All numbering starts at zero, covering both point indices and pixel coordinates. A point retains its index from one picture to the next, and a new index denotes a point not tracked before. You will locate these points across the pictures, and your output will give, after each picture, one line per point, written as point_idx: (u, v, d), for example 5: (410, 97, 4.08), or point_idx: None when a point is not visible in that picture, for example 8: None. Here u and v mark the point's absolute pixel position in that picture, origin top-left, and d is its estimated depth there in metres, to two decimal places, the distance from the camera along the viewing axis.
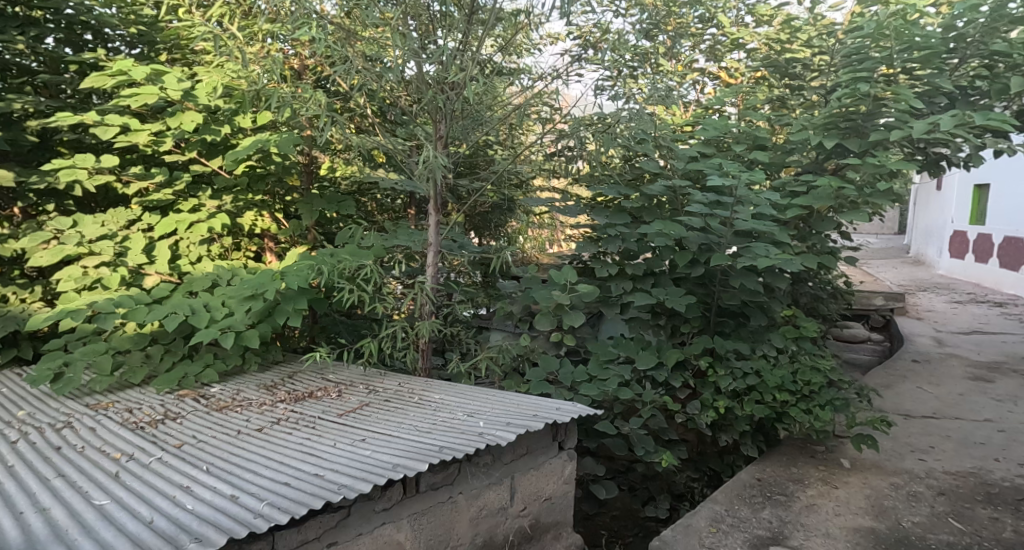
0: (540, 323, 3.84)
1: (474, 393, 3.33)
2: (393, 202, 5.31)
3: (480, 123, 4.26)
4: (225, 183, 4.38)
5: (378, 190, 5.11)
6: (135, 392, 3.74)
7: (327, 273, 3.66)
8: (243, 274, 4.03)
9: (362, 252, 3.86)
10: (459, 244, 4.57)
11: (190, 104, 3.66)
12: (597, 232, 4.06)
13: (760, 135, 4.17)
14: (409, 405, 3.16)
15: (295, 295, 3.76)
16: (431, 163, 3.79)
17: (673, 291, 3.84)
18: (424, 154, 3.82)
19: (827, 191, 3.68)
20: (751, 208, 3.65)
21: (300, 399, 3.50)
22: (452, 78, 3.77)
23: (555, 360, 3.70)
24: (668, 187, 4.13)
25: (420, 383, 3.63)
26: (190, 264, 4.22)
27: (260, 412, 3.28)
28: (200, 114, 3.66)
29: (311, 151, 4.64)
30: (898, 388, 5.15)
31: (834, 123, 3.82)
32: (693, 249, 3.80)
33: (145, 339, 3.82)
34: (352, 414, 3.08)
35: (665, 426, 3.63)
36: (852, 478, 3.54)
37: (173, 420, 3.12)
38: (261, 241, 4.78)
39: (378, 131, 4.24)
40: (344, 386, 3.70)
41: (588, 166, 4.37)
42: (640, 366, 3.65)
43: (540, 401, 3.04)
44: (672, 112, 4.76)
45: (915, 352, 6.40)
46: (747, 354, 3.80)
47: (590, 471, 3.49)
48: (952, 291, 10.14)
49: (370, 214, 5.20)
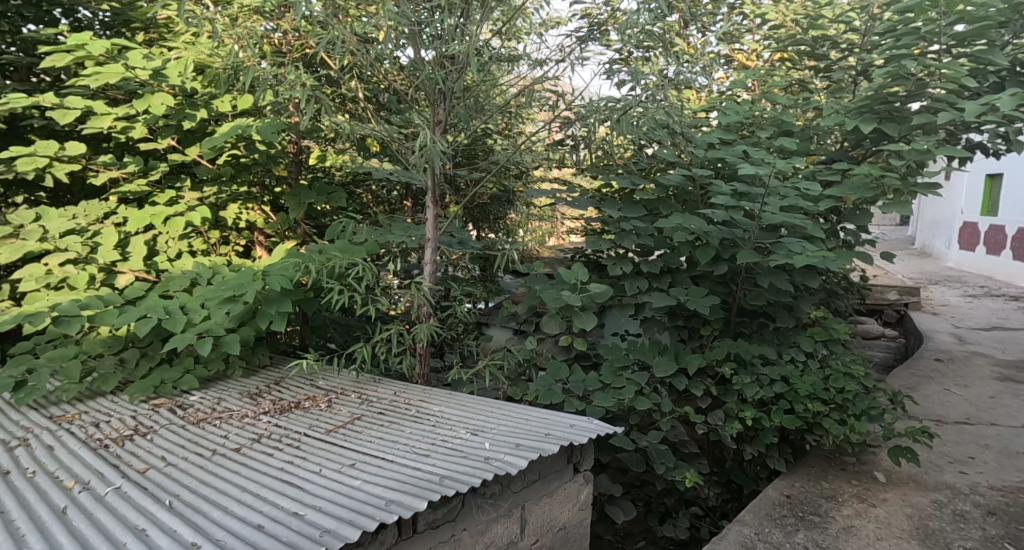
0: (547, 325, 3.55)
1: (476, 405, 3.03)
2: (389, 194, 5.02)
3: (480, 111, 3.99)
4: (206, 172, 4.04)
5: (374, 181, 4.81)
6: (107, 402, 3.42)
7: (315, 272, 3.32)
8: (226, 272, 3.70)
9: (353, 248, 3.54)
10: (458, 239, 4.26)
11: (161, 85, 3.30)
12: (610, 226, 3.74)
13: (785, 120, 3.89)
14: (406, 419, 2.87)
15: (279, 296, 3.39)
16: (426, 149, 3.45)
17: (695, 291, 3.51)
18: (421, 139, 3.47)
19: (863, 180, 3.39)
20: (780, 200, 3.34)
21: (286, 410, 3.20)
22: (453, 50, 3.49)
23: (565, 367, 3.39)
24: (685, 177, 3.79)
25: (417, 392, 3.33)
26: (169, 261, 3.90)
27: (241, 426, 2.97)
28: (172, 96, 3.32)
29: (297, 139, 4.33)
30: (925, 391, 4.85)
31: (868, 107, 3.53)
32: (715, 245, 3.47)
33: (118, 344, 3.51)
34: (343, 430, 2.78)
35: (686, 438, 3.33)
36: (890, 495, 3.26)
37: (143, 436, 2.81)
38: (250, 235, 4.47)
39: (371, 116, 3.91)
40: (334, 395, 3.40)
41: (591, 155, 4.07)
42: (658, 373, 3.32)
43: (552, 415, 2.75)
44: (686, 98, 4.43)
45: (936, 351, 6.11)
46: (773, 359, 3.49)
47: (606, 490, 3.19)
48: (965, 284, 9.82)
49: (365, 206, 4.89)
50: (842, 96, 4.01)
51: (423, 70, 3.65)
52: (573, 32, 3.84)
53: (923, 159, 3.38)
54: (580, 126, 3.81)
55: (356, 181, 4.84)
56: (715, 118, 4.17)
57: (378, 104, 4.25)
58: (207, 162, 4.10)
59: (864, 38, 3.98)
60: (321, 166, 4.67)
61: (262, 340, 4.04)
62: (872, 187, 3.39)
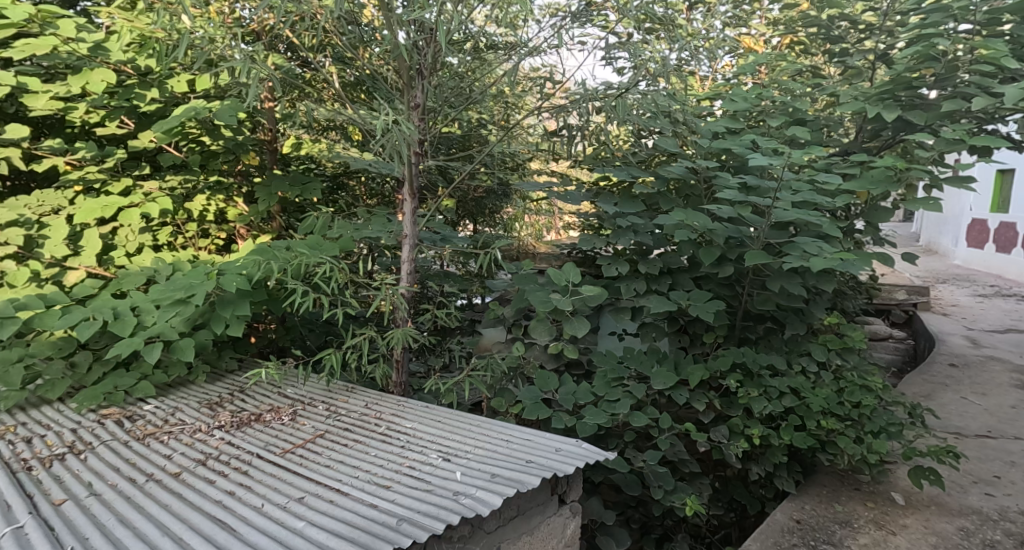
0: (535, 330, 3.25)
1: (454, 420, 2.72)
2: (385, 186, 4.70)
3: (469, 99, 3.67)
4: (169, 160, 3.72)
5: (365, 173, 4.49)
6: (51, 411, 3.10)
7: (277, 271, 2.98)
8: (187, 269, 3.36)
9: (325, 244, 3.22)
10: (442, 237, 3.96)
11: (104, 60, 2.98)
12: (606, 223, 3.44)
13: (799, 107, 3.56)
14: (373, 438, 2.57)
15: (234, 299, 3.03)
16: (392, 134, 3.13)
17: (697, 295, 3.18)
18: (382, 119, 3.18)
19: (885, 172, 3.06)
20: (792, 194, 3.05)
21: (245, 423, 2.89)
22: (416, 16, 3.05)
23: (553, 378, 3.09)
24: (688, 169, 3.46)
25: (391, 405, 3.02)
26: (126, 257, 3.59)
27: (191, 442, 2.66)
28: (113, 72, 2.98)
29: (272, 126, 4.05)
30: (941, 400, 4.54)
31: (891, 93, 3.22)
32: (720, 244, 3.15)
33: (67, 347, 3.18)
34: (301, 450, 2.48)
35: (686, 456, 3.03)
36: (910, 520, 2.95)
37: (75, 455, 2.49)
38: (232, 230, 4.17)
39: (343, 100, 3.57)
40: (301, 405, 3.09)
41: (590, 146, 3.72)
42: (656, 386, 3.01)
43: (537, 435, 2.45)
44: (689, 85, 4.09)
45: (949, 355, 5.79)
46: (783, 369, 3.19)
47: (597, 515, 2.89)
48: (975, 283, 9.53)
49: (357, 199, 4.61)
50: (860, 82, 3.67)
51: (401, 51, 3.30)
52: (566, 9, 3.45)
53: (953, 150, 3.05)
54: (575, 113, 3.44)
55: (347, 172, 4.56)
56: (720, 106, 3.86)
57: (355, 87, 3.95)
58: (171, 148, 3.79)
59: (886, 19, 3.64)
60: (304, 157, 4.37)
61: (229, 343, 3.71)
62: (895, 180, 3.06)
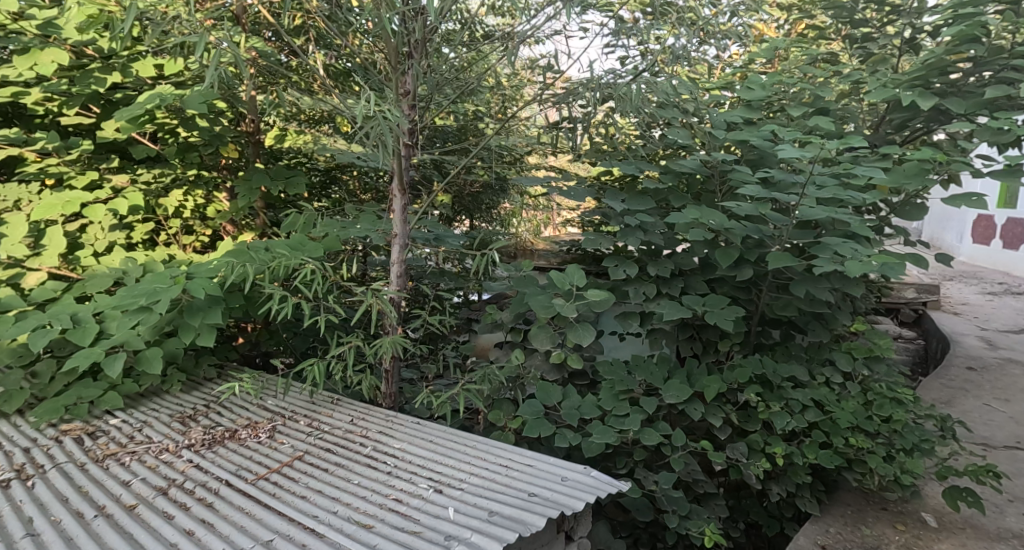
0: (536, 338, 2.98)
1: (448, 439, 2.47)
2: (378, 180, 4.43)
3: (465, 87, 3.40)
4: (140, 152, 3.45)
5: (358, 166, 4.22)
6: (6, 426, 2.82)
7: (252, 274, 2.70)
8: (159, 270, 3.08)
9: (308, 244, 2.99)
10: (435, 235, 3.68)
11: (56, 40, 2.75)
12: (612, 220, 3.17)
13: (822, 95, 3.29)
14: (358, 461, 2.31)
15: (205, 305, 2.72)
16: (374, 123, 2.81)
17: (713, 300, 2.92)
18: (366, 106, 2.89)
19: (919, 167, 2.77)
20: (817, 190, 2.79)
21: (217, 441, 2.62)
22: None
23: (556, 391, 2.83)
24: (702, 162, 3.19)
25: (379, 420, 2.76)
26: (94, 256, 3.32)
27: (154, 466, 2.37)
28: (66, 53, 2.76)
29: (255, 116, 3.76)
30: (963, 407, 4.29)
31: (924, 79, 2.96)
32: (739, 244, 2.89)
33: (27, 355, 2.89)
34: (275, 475, 2.22)
35: (701, 477, 2.77)
36: (945, 546, 2.70)
37: (22, 482, 2.21)
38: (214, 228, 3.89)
39: (323, 85, 3.25)
40: (281, 420, 2.82)
41: (592, 139, 3.45)
42: (669, 400, 2.76)
43: (539, 461, 2.24)
44: (700, 72, 3.83)
45: (966, 357, 5.54)
46: (805, 381, 2.93)
47: (604, 543, 2.63)
48: (982, 280, 9.28)
49: (352, 194, 4.30)
50: (886, 68, 3.39)
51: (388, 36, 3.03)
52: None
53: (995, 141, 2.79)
54: (577, 103, 3.18)
55: (341, 166, 4.25)
56: (734, 94, 3.59)
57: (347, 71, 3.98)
58: (143, 140, 3.53)
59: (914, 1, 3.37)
60: (298, 152, 4.14)
61: (206, 349, 3.44)
62: (931, 174, 2.77)
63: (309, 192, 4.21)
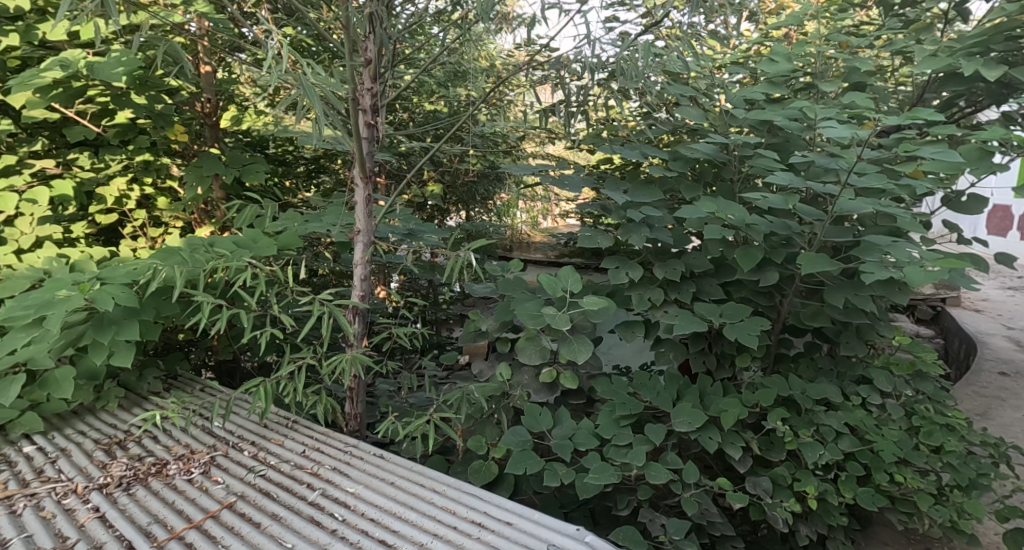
0: (522, 352, 2.53)
1: (415, 482, 2.04)
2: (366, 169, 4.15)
3: (444, 59, 2.93)
4: (73, 133, 2.96)
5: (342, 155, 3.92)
6: None
7: (179, 280, 2.25)
8: (88, 269, 2.57)
9: (259, 241, 2.54)
10: (413, 229, 3.22)
11: None
12: (613, 214, 2.72)
13: (857, 68, 2.83)
14: (298, 515, 1.91)
15: (120, 317, 2.30)
16: (297, 88, 2.22)
17: (731, 310, 2.47)
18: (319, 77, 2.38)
19: (980, 150, 2.33)
20: (857, 179, 2.35)
21: (142, 477, 2.12)
22: None
23: (546, 416, 2.39)
24: (719, 147, 2.74)
25: (338, 451, 2.25)
26: (18, 256, 2.80)
27: (50, 516, 1.96)
28: None
29: (209, 94, 3.34)
30: (1004, 420, 3.85)
31: (984, 45, 2.52)
32: (762, 244, 2.45)
33: None
34: (190, 535, 1.85)
35: (718, 519, 2.34)
36: None
37: None
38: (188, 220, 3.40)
39: (255, 49, 2.65)
40: (225, 450, 2.26)
41: (592, 121, 2.99)
42: (679, 428, 2.32)
43: (520, 519, 1.86)
44: (712, 46, 3.37)
45: (998, 362, 5.07)
46: (838, 403, 2.50)
47: None
48: (1002, 274, 8.79)
49: (341, 183, 4.07)
50: (931, 38, 2.94)
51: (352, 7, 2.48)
52: None
53: None
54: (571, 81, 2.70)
55: (328, 154, 3.97)
56: (753, 70, 3.16)
57: (321, 48, 3.49)
58: (80, 119, 3.01)
59: None
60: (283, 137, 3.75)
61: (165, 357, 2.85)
62: (993, 159, 2.34)
63: (293, 180, 3.87)
